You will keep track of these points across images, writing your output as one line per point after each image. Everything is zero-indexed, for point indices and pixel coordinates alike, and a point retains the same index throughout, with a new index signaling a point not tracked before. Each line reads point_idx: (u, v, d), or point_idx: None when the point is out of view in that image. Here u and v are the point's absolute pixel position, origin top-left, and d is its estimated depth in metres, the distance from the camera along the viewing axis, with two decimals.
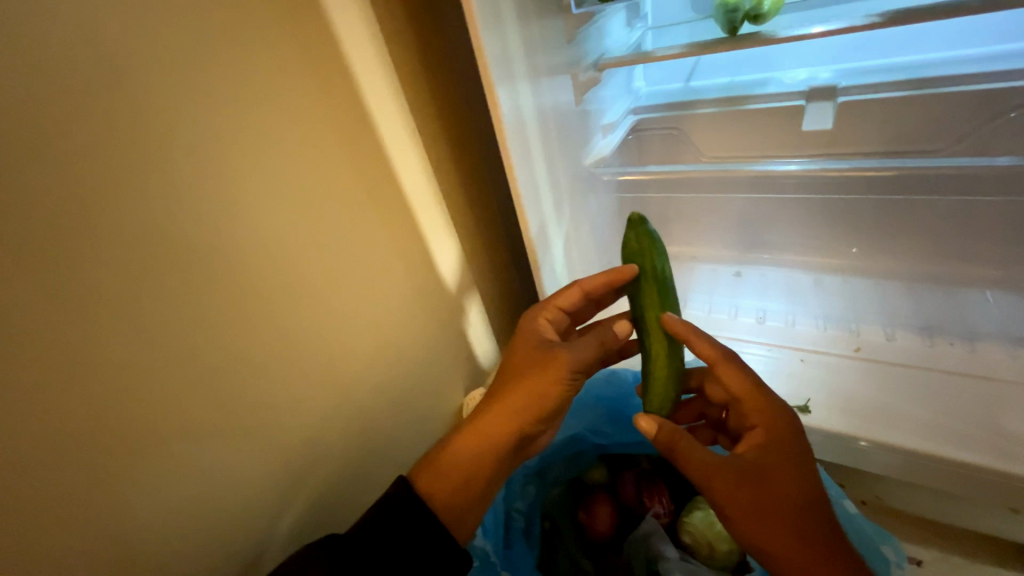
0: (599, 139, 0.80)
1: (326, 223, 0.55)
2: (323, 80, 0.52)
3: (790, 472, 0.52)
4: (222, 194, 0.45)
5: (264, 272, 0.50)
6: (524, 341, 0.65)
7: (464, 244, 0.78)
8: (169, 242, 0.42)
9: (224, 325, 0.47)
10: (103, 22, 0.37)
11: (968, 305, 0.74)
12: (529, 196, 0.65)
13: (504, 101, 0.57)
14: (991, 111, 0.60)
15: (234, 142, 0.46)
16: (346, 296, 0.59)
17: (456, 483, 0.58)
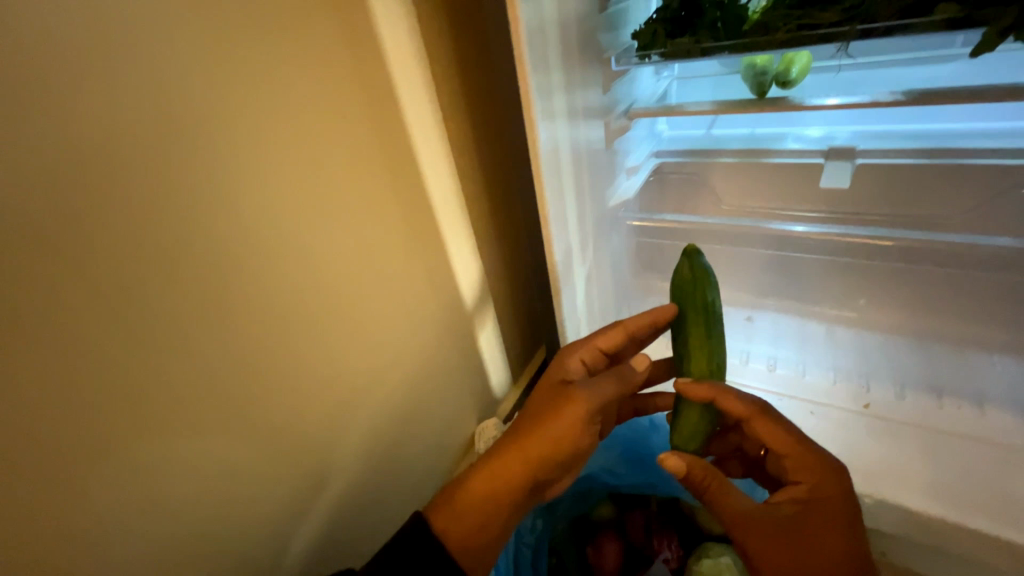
0: (623, 179, 0.90)
1: (378, 259, 0.67)
2: (381, 143, 0.64)
3: (826, 528, 0.55)
4: (297, 241, 0.56)
5: (319, 299, 0.60)
6: (547, 379, 0.66)
7: (484, 270, 0.88)
8: (258, 284, 0.53)
9: (281, 344, 0.56)
10: (213, 104, 0.46)
11: (977, 368, 0.79)
12: (558, 243, 0.74)
13: (543, 133, 0.63)
14: (1001, 186, 0.69)
15: (310, 198, 0.56)
16: (390, 317, 0.71)
17: (472, 527, 0.60)
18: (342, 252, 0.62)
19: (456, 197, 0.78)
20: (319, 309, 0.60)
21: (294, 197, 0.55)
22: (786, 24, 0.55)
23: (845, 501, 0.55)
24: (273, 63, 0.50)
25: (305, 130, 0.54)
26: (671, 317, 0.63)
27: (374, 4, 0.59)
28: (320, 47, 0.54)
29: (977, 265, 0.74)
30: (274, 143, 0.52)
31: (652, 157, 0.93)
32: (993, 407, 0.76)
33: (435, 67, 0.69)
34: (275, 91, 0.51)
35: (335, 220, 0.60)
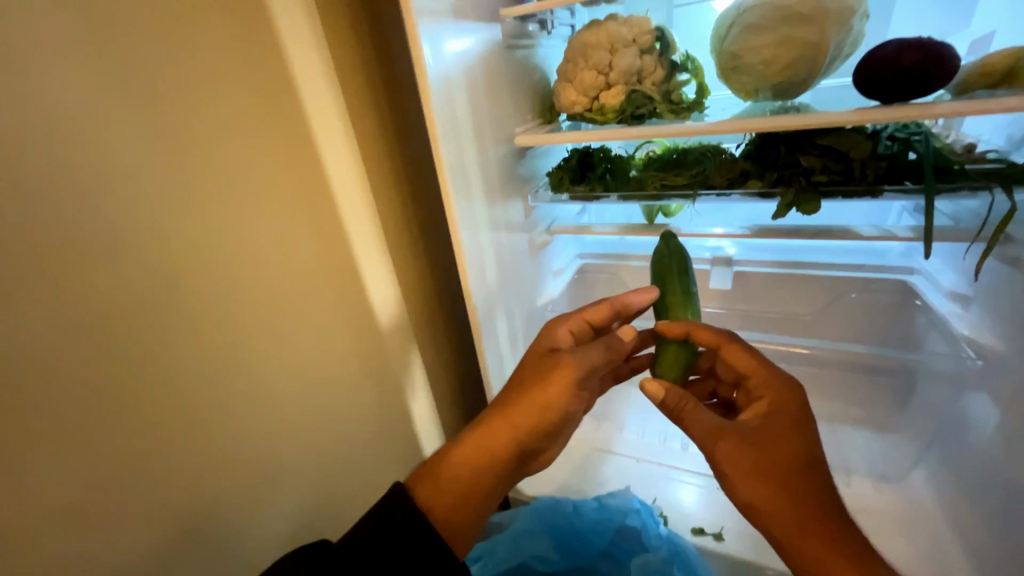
0: (552, 279, 1.06)
1: (309, 371, 0.72)
2: (328, 266, 0.72)
3: (787, 433, 0.57)
4: (230, 368, 0.60)
5: (260, 407, 0.65)
6: (533, 350, 0.72)
7: (427, 363, 0.96)
8: (178, 414, 0.55)
9: (220, 452, 0.60)
10: (180, 248, 0.54)
11: (849, 444, 0.92)
12: (490, 347, 0.83)
13: (468, 251, 0.72)
14: (844, 291, 0.89)
15: (247, 326, 0.62)
16: (322, 424, 0.75)
17: (457, 495, 0.63)
18: (273, 369, 0.66)
19: (397, 307, 0.85)
20: (242, 428, 0.63)
21: (227, 327, 0.59)
22: (653, 184, 0.74)
23: (803, 409, 0.59)
24: (221, 218, 0.58)
25: (244, 266, 0.61)
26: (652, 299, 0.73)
27: (334, 151, 0.70)
28: (267, 199, 0.63)
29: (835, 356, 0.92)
30: (212, 284, 0.57)
31: (576, 260, 1.10)
32: (859, 478, 0.88)
33: (388, 197, 0.80)
34: (220, 240, 0.58)
35: (266, 341, 0.65)
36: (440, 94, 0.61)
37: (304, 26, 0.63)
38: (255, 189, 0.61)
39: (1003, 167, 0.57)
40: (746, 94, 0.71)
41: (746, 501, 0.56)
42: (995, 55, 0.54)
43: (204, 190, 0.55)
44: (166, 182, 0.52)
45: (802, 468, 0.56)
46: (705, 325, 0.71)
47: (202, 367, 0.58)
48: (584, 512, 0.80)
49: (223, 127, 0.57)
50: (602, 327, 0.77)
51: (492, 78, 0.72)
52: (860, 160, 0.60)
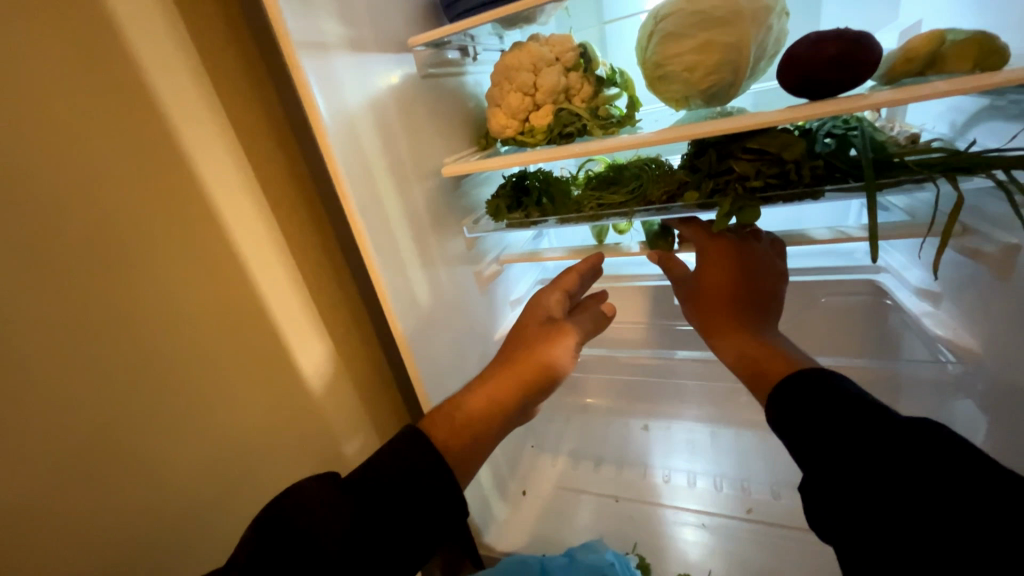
0: (509, 311, 1.00)
1: (223, 447, 0.65)
2: (236, 316, 0.65)
3: (722, 266, 0.63)
4: (115, 457, 0.54)
5: (155, 477, 0.58)
6: (534, 317, 0.68)
7: (376, 412, 0.88)
8: (41, 517, 0.49)
9: (98, 530, 0.53)
10: (31, 306, 0.48)
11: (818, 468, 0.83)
12: (437, 396, 0.77)
13: (391, 286, 0.66)
14: (811, 295, 0.84)
15: (134, 407, 0.55)
16: (244, 502, 0.68)
17: (470, 440, 0.55)
18: (174, 449, 0.59)
19: (332, 362, 0.78)
20: (130, 527, 0.56)
21: (103, 414, 0.53)
22: (590, 204, 0.70)
23: (724, 256, 0.64)
24: (93, 292, 0.52)
25: (128, 342, 0.55)
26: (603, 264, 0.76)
27: (240, 192, 0.65)
28: (160, 266, 0.57)
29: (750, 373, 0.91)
30: (81, 355, 0.51)
31: (536, 286, 1.05)
32: None
33: (310, 238, 0.75)
34: (93, 317, 0.52)
35: (164, 420, 0.58)
36: (337, 131, 0.57)
37: (194, 75, 0.59)
38: (139, 256, 0.55)
39: (946, 155, 0.53)
40: (676, 103, 0.68)
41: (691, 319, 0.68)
42: (916, 38, 0.50)
43: (70, 265, 0.50)
44: (12, 237, 0.46)
45: (738, 290, 0.62)
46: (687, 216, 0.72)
47: (72, 462, 0.51)
48: (553, 570, 0.73)
49: (94, 191, 0.52)
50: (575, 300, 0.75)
51: (406, 110, 0.69)
52: (793, 162, 0.56)
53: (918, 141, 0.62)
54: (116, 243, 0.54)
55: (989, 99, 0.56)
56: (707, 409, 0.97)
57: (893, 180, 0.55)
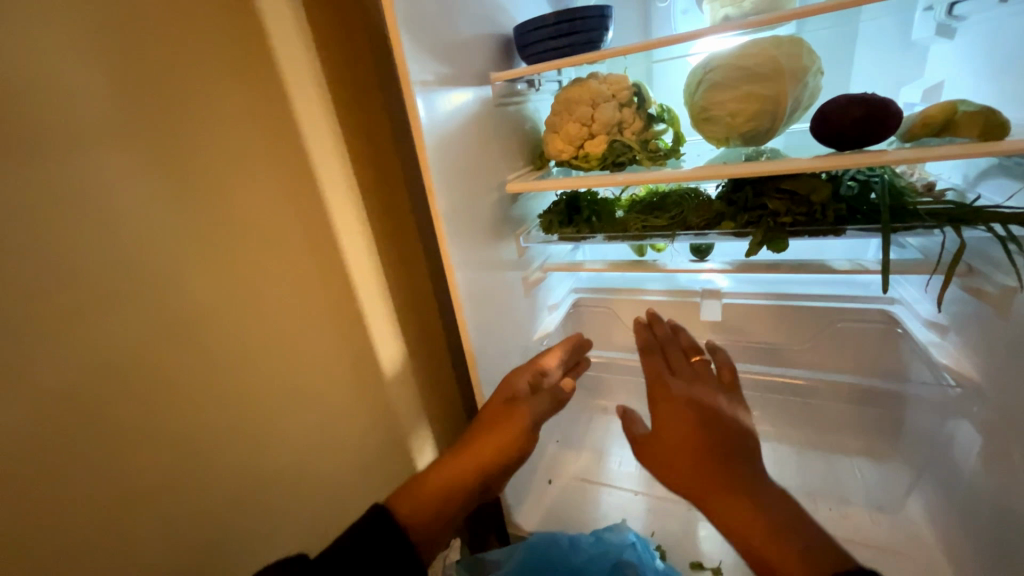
0: (547, 314, 1.10)
1: (306, 415, 0.75)
2: (323, 292, 0.75)
3: (664, 382, 0.75)
4: (231, 412, 0.64)
5: (254, 423, 0.67)
6: (496, 399, 0.82)
7: (427, 393, 0.98)
8: (173, 445, 0.58)
9: (215, 464, 0.63)
10: (183, 265, 0.58)
11: (842, 473, 0.93)
12: (488, 383, 0.87)
13: (462, 287, 0.77)
14: (828, 320, 0.92)
15: (242, 377, 0.66)
16: (316, 463, 0.77)
17: (431, 503, 0.69)
18: (269, 414, 0.70)
19: (398, 346, 0.89)
20: (238, 464, 0.66)
21: (226, 373, 0.63)
22: (635, 225, 0.79)
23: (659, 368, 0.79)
24: (219, 276, 0.62)
25: (246, 313, 0.65)
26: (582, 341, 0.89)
27: (333, 185, 0.74)
28: (271, 253, 0.68)
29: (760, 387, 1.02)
30: (213, 311, 0.61)
31: (571, 293, 1.15)
32: (855, 510, 0.87)
33: (390, 231, 0.85)
34: (225, 289, 0.63)
35: (266, 382, 0.69)
36: (435, 154, 0.69)
37: (311, 85, 0.69)
38: (256, 244, 0.66)
39: (952, 207, 0.61)
40: (717, 142, 0.77)
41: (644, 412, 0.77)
42: (931, 107, 0.60)
43: (209, 250, 0.61)
44: (176, 210, 0.57)
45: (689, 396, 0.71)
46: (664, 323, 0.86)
47: (203, 402, 0.61)
48: (581, 546, 0.83)
49: (230, 173, 0.62)
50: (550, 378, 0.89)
51: (482, 135, 0.80)
52: (820, 202, 0.65)
53: (934, 189, 0.71)
54: (243, 226, 0.64)
55: (997, 159, 0.65)
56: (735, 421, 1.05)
57: (908, 223, 0.63)
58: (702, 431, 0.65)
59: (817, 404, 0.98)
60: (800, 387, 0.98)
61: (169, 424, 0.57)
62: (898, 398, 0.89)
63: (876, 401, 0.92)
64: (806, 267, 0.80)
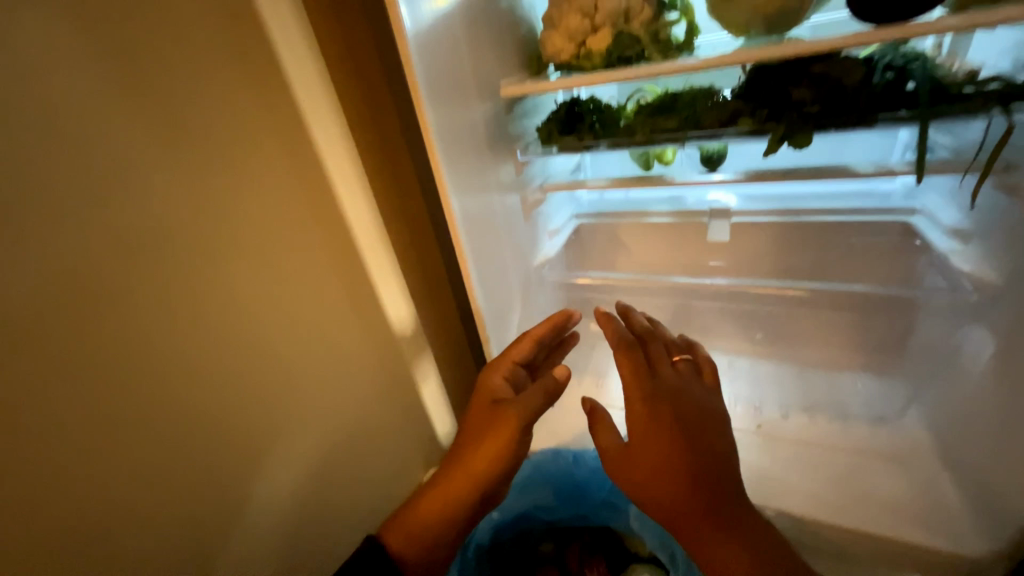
0: (547, 240, 1.04)
1: (306, 339, 0.73)
2: (310, 211, 0.71)
3: (641, 377, 0.70)
4: (230, 331, 0.62)
5: (255, 343, 0.66)
6: (478, 405, 0.76)
7: (425, 319, 0.97)
8: (172, 360, 0.56)
9: (220, 380, 0.62)
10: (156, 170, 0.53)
11: (843, 386, 0.93)
12: (487, 307, 0.85)
13: (456, 203, 0.72)
14: (844, 235, 0.84)
15: (235, 296, 0.63)
16: (320, 386, 0.76)
17: (423, 547, 0.67)
18: (264, 336, 0.67)
19: (391, 268, 0.86)
20: (242, 383, 0.64)
21: (220, 291, 0.61)
22: (642, 130, 0.72)
23: (634, 369, 0.72)
24: (195, 185, 0.57)
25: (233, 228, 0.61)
26: (561, 320, 0.82)
27: (304, 90, 0.68)
28: (251, 164, 0.63)
29: (770, 304, 0.95)
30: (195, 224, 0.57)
31: (572, 218, 1.06)
32: (854, 422, 0.87)
33: (372, 147, 0.79)
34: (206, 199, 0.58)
35: (264, 303, 0.66)
36: (418, 47, 0.61)
37: None
38: (232, 151, 0.60)
39: (1001, 86, 0.55)
40: (736, 29, 0.68)
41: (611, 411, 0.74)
42: None
43: (184, 155, 0.56)
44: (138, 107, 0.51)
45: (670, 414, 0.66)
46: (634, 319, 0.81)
47: (200, 318, 0.58)
48: (586, 460, 0.81)
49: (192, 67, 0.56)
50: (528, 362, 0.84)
51: (473, 30, 0.71)
52: (853, 87, 0.59)
53: (977, 74, 0.63)
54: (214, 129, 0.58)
55: None
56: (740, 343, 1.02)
57: (946, 110, 0.57)
58: (687, 454, 0.63)
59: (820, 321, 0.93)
60: (806, 303, 0.92)
61: (162, 342, 0.55)
62: (909, 304, 0.83)
63: (884, 313, 0.86)
64: (825, 174, 0.74)
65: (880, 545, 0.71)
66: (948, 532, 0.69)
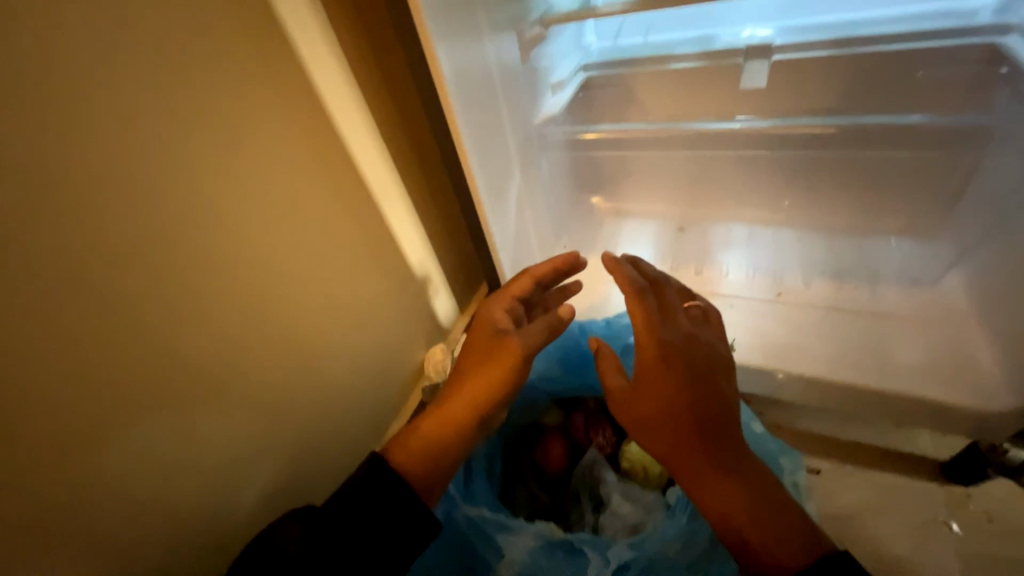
0: (549, 96, 0.85)
1: (280, 213, 0.64)
2: (250, 39, 0.55)
3: (656, 322, 0.58)
4: (167, 191, 0.51)
5: (205, 206, 0.55)
6: (478, 334, 0.68)
7: (412, 191, 0.85)
8: (94, 221, 0.46)
9: (168, 249, 0.52)
10: None
11: (876, 251, 0.85)
12: (481, 170, 0.73)
13: (431, 19, 0.57)
14: (908, 67, 0.67)
15: (168, 143, 0.50)
16: (299, 262, 0.68)
17: (425, 466, 0.57)
18: (221, 200, 0.56)
19: (367, 125, 0.72)
20: (200, 252, 0.55)
21: (137, 134, 0.48)
22: None
23: (648, 319, 0.58)
24: None
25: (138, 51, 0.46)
26: (572, 261, 0.71)
27: None
28: None
29: (810, 150, 0.79)
30: (80, 39, 0.42)
31: (581, 71, 0.86)
32: (884, 285, 0.82)
33: None
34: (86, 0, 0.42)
35: (206, 157, 0.54)
36: None
37: None
38: None
39: None
40: None
41: (614, 367, 0.61)
42: None
43: None
44: None
45: (693, 372, 0.55)
46: (643, 265, 0.65)
47: (117, 171, 0.47)
48: (590, 329, 0.79)
49: None
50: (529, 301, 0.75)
51: None
52: None
53: None
54: None
55: None
56: (764, 210, 0.92)
57: None
58: (707, 409, 0.54)
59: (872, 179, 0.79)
60: (862, 161, 0.77)
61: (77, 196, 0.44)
62: (983, 139, 0.68)
63: (947, 162, 0.72)
64: None
65: (895, 402, 0.69)
66: (974, 390, 0.67)
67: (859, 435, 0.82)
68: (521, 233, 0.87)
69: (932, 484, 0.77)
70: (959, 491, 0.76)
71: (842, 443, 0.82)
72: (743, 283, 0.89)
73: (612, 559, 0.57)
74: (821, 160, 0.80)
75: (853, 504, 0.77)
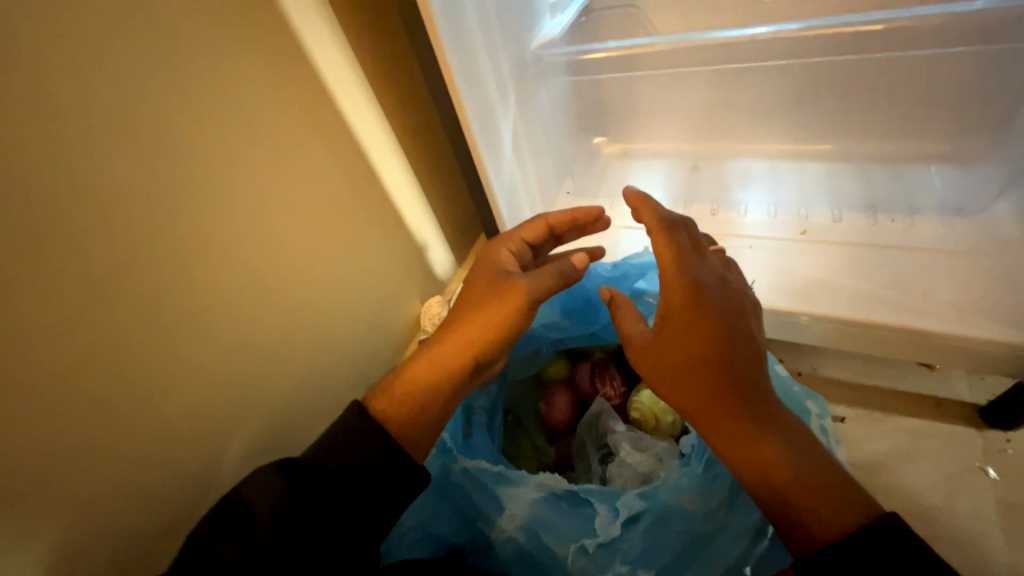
0: (548, 19, 0.77)
1: (253, 152, 0.56)
2: None
3: (686, 261, 0.51)
4: (108, 119, 0.43)
5: (156, 140, 0.47)
6: (482, 275, 0.62)
7: (401, 133, 0.77)
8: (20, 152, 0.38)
9: (119, 190, 0.45)
10: None
11: (914, 180, 0.78)
12: (471, 98, 0.64)
13: None
14: None
15: (103, 60, 0.42)
16: (280, 209, 0.61)
17: (411, 412, 0.53)
18: (179, 133, 0.48)
19: (342, 52, 0.63)
20: (159, 195, 0.48)
21: (60, 46, 0.40)
22: None
23: (676, 255, 0.51)
24: None
25: None
26: (590, 216, 0.67)
27: None
28: None
29: (846, 61, 0.70)
30: None
31: None
32: (923, 216, 0.75)
33: None
34: None
35: (151, 79, 0.46)
36: None
37: None
38: None
39: None
40: None
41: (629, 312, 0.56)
42: None
43: None
44: None
45: (722, 313, 0.49)
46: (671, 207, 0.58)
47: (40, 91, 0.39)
48: (597, 275, 0.73)
49: None
50: (539, 249, 0.69)
51: None
52: None
53: None
54: None
55: None
56: (786, 141, 0.84)
57: None
58: (735, 353, 0.48)
59: (909, 94, 0.72)
60: (901, 71, 0.69)
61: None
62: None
63: (1000, 70, 0.64)
64: None
65: (938, 343, 0.63)
66: None
67: (889, 380, 0.77)
68: (520, 176, 0.80)
69: (968, 429, 0.72)
70: (998, 436, 0.71)
71: (870, 388, 0.77)
72: (764, 222, 0.81)
73: (621, 510, 0.53)
74: (857, 73, 0.71)
75: (881, 451, 0.73)
